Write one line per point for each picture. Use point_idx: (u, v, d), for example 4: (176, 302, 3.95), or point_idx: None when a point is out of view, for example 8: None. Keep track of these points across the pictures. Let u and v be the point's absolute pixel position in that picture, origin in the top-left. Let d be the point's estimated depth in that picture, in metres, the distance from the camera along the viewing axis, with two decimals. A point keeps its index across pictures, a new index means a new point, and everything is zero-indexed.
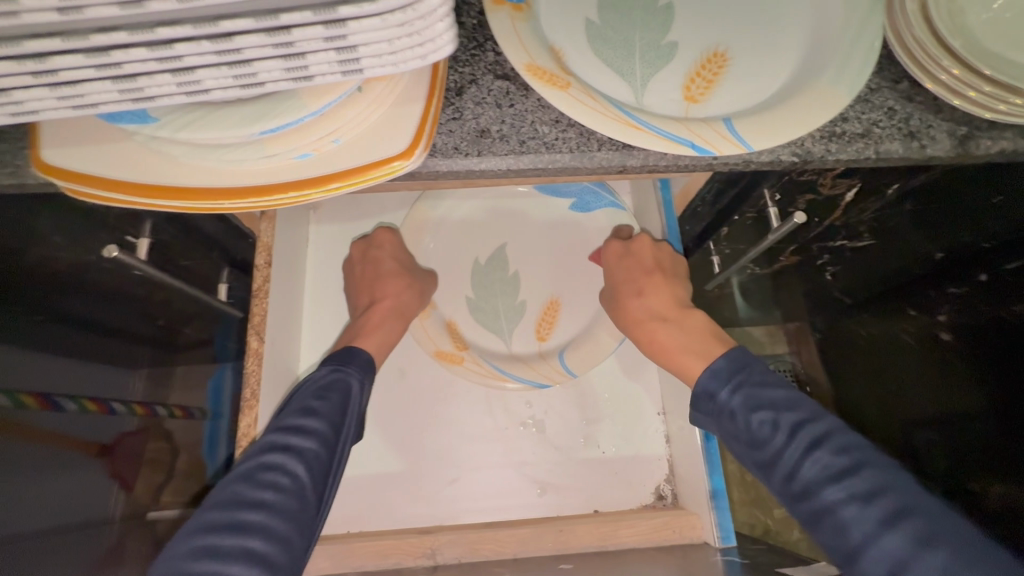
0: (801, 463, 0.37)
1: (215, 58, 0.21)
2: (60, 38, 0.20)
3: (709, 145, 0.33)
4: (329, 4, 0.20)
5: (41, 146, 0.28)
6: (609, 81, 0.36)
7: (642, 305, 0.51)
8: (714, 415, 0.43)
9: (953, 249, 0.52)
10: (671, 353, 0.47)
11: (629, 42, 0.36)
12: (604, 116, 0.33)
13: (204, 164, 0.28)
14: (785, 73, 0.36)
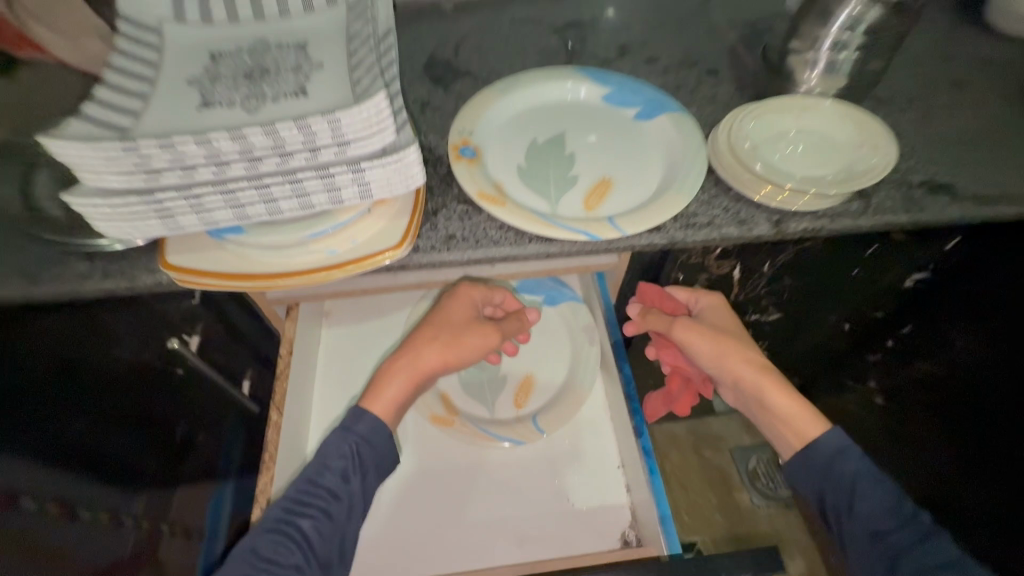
0: (910, 549, 0.48)
1: (290, 193, 0.38)
2: (210, 185, 0.36)
3: (597, 232, 0.50)
4: (356, 160, 0.38)
5: (165, 255, 0.44)
6: (534, 200, 0.53)
7: (746, 348, 0.61)
8: (824, 473, 0.53)
9: (858, 322, 0.87)
10: (779, 408, 0.58)
11: (547, 176, 0.56)
12: (529, 220, 0.50)
13: (267, 260, 0.44)
14: (651, 189, 0.55)
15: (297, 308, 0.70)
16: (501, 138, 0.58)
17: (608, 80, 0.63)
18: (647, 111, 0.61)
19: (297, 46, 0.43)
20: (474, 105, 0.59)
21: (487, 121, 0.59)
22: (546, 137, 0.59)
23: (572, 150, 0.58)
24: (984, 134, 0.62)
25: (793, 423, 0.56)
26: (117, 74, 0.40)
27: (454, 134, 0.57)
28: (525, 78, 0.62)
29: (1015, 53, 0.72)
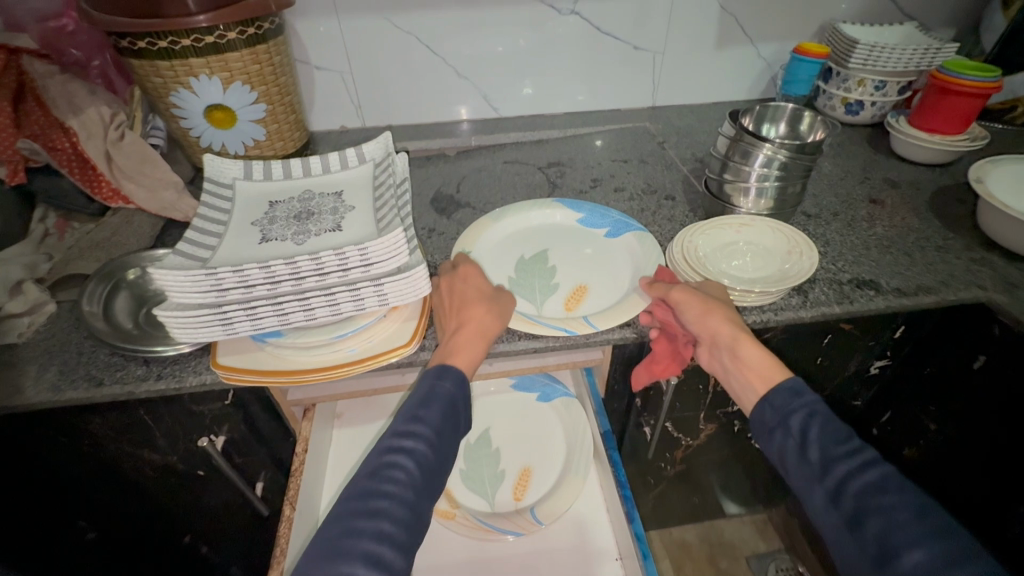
0: (855, 474, 0.44)
1: (325, 303, 0.48)
2: (264, 299, 0.47)
3: (575, 327, 0.60)
4: (378, 277, 0.48)
5: (216, 355, 0.53)
6: (523, 306, 0.64)
7: (726, 306, 0.59)
8: (780, 417, 0.50)
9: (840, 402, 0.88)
10: (745, 360, 0.55)
11: (534, 285, 0.67)
12: (518, 319, 0.60)
13: (300, 358, 0.53)
14: (620, 292, 0.66)
15: (313, 409, 0.76)
16: (494, 256, 0.70)
17: (581, 207, 0.77)
18: (614, 229, 0.74)
19: (336, 194, 0.57)
20: (471, 233, 0.72)
21: (482, 243, 0.71)
22: (532, 253, 0.71)
23: (553, 262, 0.70)
24: (898, 240, 0.74)
25: (761, 375, 0.54)
26: (199, 219, 0.53)
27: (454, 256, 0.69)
28: (513, 208, 0.76)
29: (918, 175, 0.88)
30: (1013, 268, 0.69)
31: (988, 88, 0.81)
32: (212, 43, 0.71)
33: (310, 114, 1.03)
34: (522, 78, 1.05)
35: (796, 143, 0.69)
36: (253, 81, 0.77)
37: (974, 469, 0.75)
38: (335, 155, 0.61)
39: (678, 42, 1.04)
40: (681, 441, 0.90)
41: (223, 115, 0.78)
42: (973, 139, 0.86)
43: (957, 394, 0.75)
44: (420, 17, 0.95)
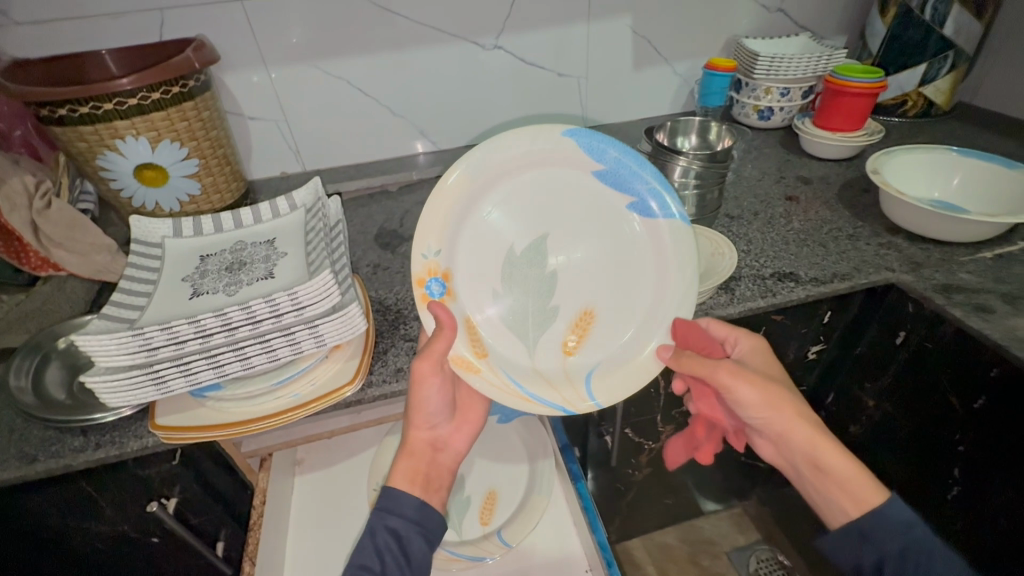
0: None
1: (260, 350, 0.48)
2: (198, 354, 0.47)
3: (573, 406, 0.57)
4: (311, 319, 0.49)
5: (155, 416, 0.52)
6: (512, 345, 0.61)
7: (793, 397, 0.56)
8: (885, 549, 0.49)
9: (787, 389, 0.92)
10: (826, 470, 0.53)
11: (527, 312, 0.61)
12: (506, 393, 0.57)
13: (242, 410, 0.53)
14: (630, 333, 0.61)
15: (270, 459, 0.78)
16: (472, 251, 0.61)
17: (603, 155, 0.60)
18: (643, 206, 0.61)
19: (268, 242, 0.58)
20: (444, 204, 0.58)
21: (456, 227, 0.60)
22: (525, 244, 0.62)
23: (553, 267, 0.62)
24: (814, 232, 0.79)
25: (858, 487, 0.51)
26: (125, 280, 0.53)
27: (419, 259, 0.59)
28: (506, 154, 0.59)
29: (827, 171, 0.95)
30: (915, 248, 0.75)
31: (876, 88, 0.90)
32: (136, 105, 0.72)
33: (248, 163, 1.04)
34: (456, 112, 1.09)
35: (707, 153, 0.74)
36: (183, 138, 0.78)
37: (911, 436, 0.79)
38: (266, 204, 0.62)
39: (600, 66, 1.10)
40: (643, 445, 0.92)
41: (155, 173, 0.78)
42: (870, 134, 0.94)
43: (889, 369, 0.80)
44: (350, 63, 0.98)
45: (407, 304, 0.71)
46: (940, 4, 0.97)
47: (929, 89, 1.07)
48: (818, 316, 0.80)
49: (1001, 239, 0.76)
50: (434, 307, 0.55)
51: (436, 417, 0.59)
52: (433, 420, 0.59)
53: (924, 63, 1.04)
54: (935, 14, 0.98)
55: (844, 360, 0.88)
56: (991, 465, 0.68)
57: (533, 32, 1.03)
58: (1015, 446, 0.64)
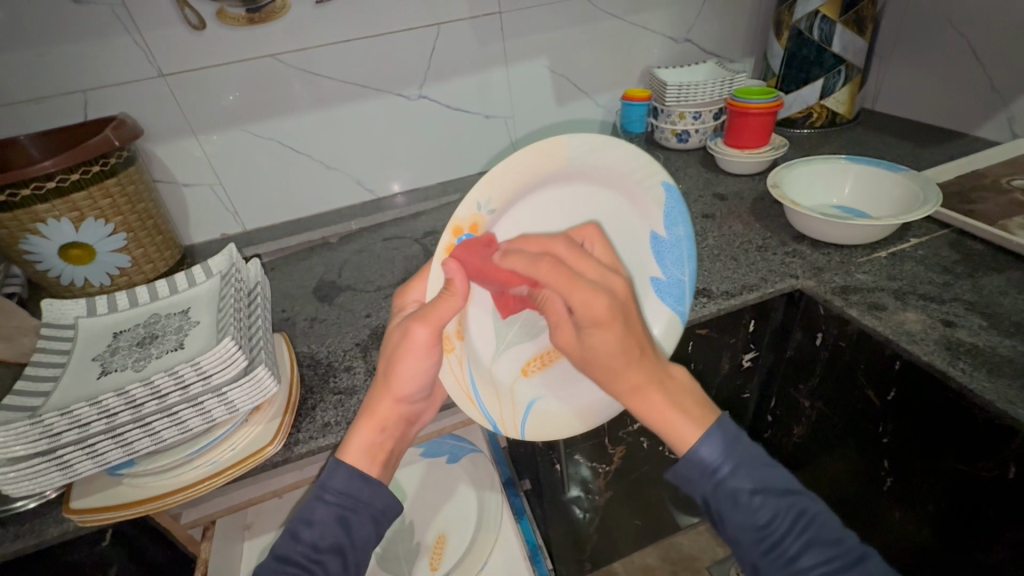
0: (800, 550, 0.44)
1: (168, 423, 0.49)
2: (103, 433, 0.47)
3: (503, 426, 0.63)
4: (220, 386, 0.50)
5: (70, 499, 0.52)
6: (487, 340, 0.64)
7: (622, 336, 0.50)
8: (707, 477, 0.47)
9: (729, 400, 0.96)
10: (657, 411, 0.50)
11: (516, 318, 0.66)
12: (459, 387, 0.59)
13: (161, 482, 0.53)
14: (584, 384, 0.66)
15: (213, 526, 0.75)
16: (515, 223, 0.61)
17: (672, 226, 0.66)
18: (664, 283, 0.68)
19: (182, 312, 0.59)
20: (530, 166, 0.58)
21: (517, 195, 0.60)
22: None
23: None
24: (727, 246, 0.84)
25: (676, 436, 0.49)
26: (33, 366, 0.53)
27: (470, 204, 0.57)
28: (608, 166, 0.62)
29: (742, 186, 1.00)
30: (818, 254, 0.80)
31: (773, 107, 0.96)
32: (55, 188, 0.74)
33: (186, 228, 1.05)
34: (391, 162, 1.12)
35: None
36: (107, 215, 0.79)
37: (841, 432, 0.83)
38: (182, 275, 0.64)
39: (525, 106, 1.15)
40: (598, 468, 0.94)
41: (81, 252, 0.79)
42: (776, 148, 1.00)
43: (814, 370, 0.83)
44: (277, 124, 1.01)
45: (337, 356, 0.71)
46: (824, 25, 1.05)
47: (830, 101, 1.15)
48: (741, 327, 0.83)
49: (895, 238, 0.81)
50: (449, 266, 0.54)
51: (417, 393, 0.58)
52: (416, 395, 0.58)
53: (821, 78, 1.11)
54: (822, 34, 1.06)
55: (777, 365, 0.91)
56: (912, 453, 0.71)
57: (455, 80, 1.08)
58: (927, 433, 0.67)
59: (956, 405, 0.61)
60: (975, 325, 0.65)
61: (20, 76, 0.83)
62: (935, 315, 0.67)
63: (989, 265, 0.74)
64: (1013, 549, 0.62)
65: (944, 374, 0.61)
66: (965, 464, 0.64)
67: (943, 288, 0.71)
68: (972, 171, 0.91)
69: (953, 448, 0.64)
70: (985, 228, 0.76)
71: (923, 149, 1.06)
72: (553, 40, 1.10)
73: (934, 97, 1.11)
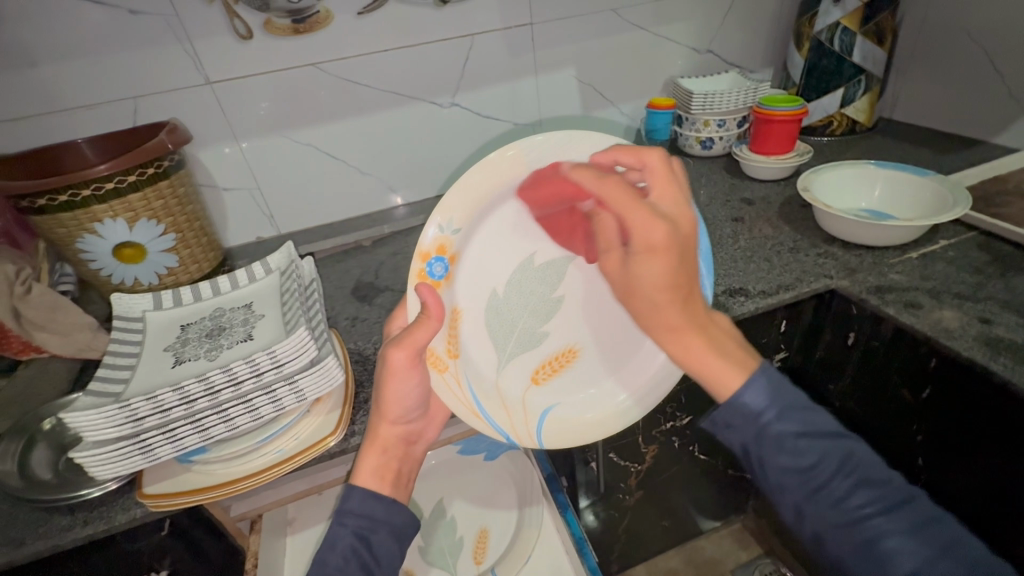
0: (850, 492, 0.44)
1: (243, 410, 0.51)
2: (183, 418, 0.49)
3: (517, 436, 0.61)
4: (291, 375, 0.52)
5: (142, 485, 0.54)
6: (483, 355, 0.64)
7: (668, 269, 0.50)
8: (749, 422, 0.47)
9: None
10: (697, 353, 0.51)
11: (513, 327, 0.65)
12: (459, 403, 0.59)
13: (229, 470, 0.55)
14: (602, 387, 0.64)
15: (260, 520, 0.77)
16: (487, 241, 0.64)
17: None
18: None
19: (245, 306, 0.61)
20: (486, 183, 0.60)
21: (484, 213, 0.62)
22: (544, 259, 0.66)
23: (560, 293, 0.67)
24: (760, 248, 0.86)
25: (707, 375, 0.50)
26: (109, 355, 0.55)
27: (434, 229, 0.61)
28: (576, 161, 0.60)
29: (769, 191, 1.03)
30: (850, 255, 0.82)
31: (798, 114, 0.99)
32: (114, 189, 0.76)
33: (224, 231, 1.08)
34: (422, 168, 1.15)
35: None
36: (159, 215, 0.82)
37: (873, 431, 0.84)
38: (242, 271, 0.66)
39: (552, 114, 1.19)
40: (630, 467, 0.95)
41: (133, 251, 0.81)
42: (801, 155, 1.03)
43: (845, 370, 0.84)
44: (316, 131, 1.04)
45: None
46: (845, 36, 1.08)
47: (850, 110, 1.18)
48: (774, 328, 0.85)
49: (925, 240, 0.83)
50: (421, 290, 0.56)
51: (411, 411, 0.58)
52: (409, 414, 0.59)
53: (842, 87, 1.14)
54: (842, 45, 1.09)
55: (807, 367, 0.93)
56: (947, 450, 0.72)
57: (486, 89, 1.11)
58: (964, 431, 0.69)
59: (994, 401, 0.63)
60: (1012, 322, 0.67)
61: (76, 83, 0.87)
62: (972, 313, 0.69)
63: (1018, 265, 0.76)
64: None
65: (984, 369, 0.62)
66: (1006, 459, 0.65)
67: (975, 288, 0.73)
68: (994, 176, 0.94)
69: (993, 445, 0.66)
70: (1013, 230, 0.78)
71: (943, 156, 1.09)
72: (581, 51, 1.13)
73: (951, 106, 1.14)
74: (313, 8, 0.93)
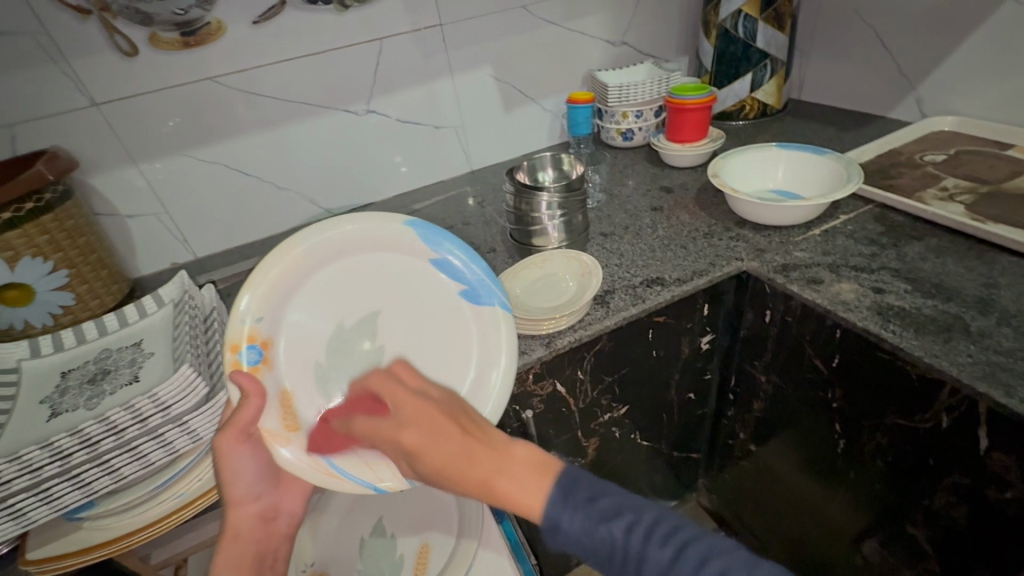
0: (648, 565, 0.38)
1: (130, 457, 0.48)
2: (58, 476, 0.46)
3: (389, 488, 0.55)
4: (182, 416, 0.50)
5: (23, 552, 0.49)
6: (328, 417, 0.58)
7: (444, 437, 0.47)
8: (553, 526, 0.42)
9: (692, 385, 1.00)
10: (500, 487, 0.44)
11: (349, 389, 0.59)
12: (318, 472, 0.54)
13: (123, 521, 0.51)
14: None
15: (184, 565, 0.72)
16: (301, 315, 0.59)
17: (438, 247, 0.62)
18: (472, 294, 0.62)
19: (133, 345, 0.59)
20: (272, 277, 0.56)
21: (282, 300, 0.58)
22: (354, 319, 0.61)
23: (380, 341, 0.61)
24: (676, 236, 0.88)
25: (513, 502, 0.43)
26: None
27: (237, 323, 0.55)
28: (347, 234, 0.59)
29: (686, 178, 1.05)
30: (759, 236, 0.85)
31: (707, 102, 1.02)
32: None
33: (131, 261, 1.01)
34: (343, 181, 1.12)
35: (564, 184, 0.82)
36: (45, 251, 0.75)
37: (795, 400, 0.88)
38: (130, 307, 0.63)
39: (473, 116, 1.18)
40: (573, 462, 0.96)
41: (18, 293, 0.74)
42: (714, 141, 1.06)
43: (767, 347, 0.88)
44: (223, 148, 0.99)
45: None
46: (748, 22, 1.12)
47: (760, 94, 1.22)
48: (698, 312, 0.87)
49: (827, 216, 0.87)
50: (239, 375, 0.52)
51: (255, 486, 0.55)
52: (255, 490, 0.55)
53: (750, 72, 1.18)
54: (746, 31, 1.13)
55: (734, 345, 0.96)
56: (858, 414, 0.76)
57: (402, 93, 1.08)
58: (872, 393, 0.72)
59: (890, 363, 0.67)
60: (901, 290, 0.71)
61: None
62: (867, 284, 0.73)
63: (910, 235, 0.80)
64: (953, 494, 0.67)
65: (878, 336, 0.66)
66: (906, 418, 0.69)
67: (870, 259, 0.77)
68: (889, 150, 0.99)
69: (894, 406, 0.69)
70: (903, 201, 0.83)
71: (846, 133, 1.14)
72: (496, 50, 1.13)
73: (851, 86, 1.20)
74: (203, 20, 0.88)
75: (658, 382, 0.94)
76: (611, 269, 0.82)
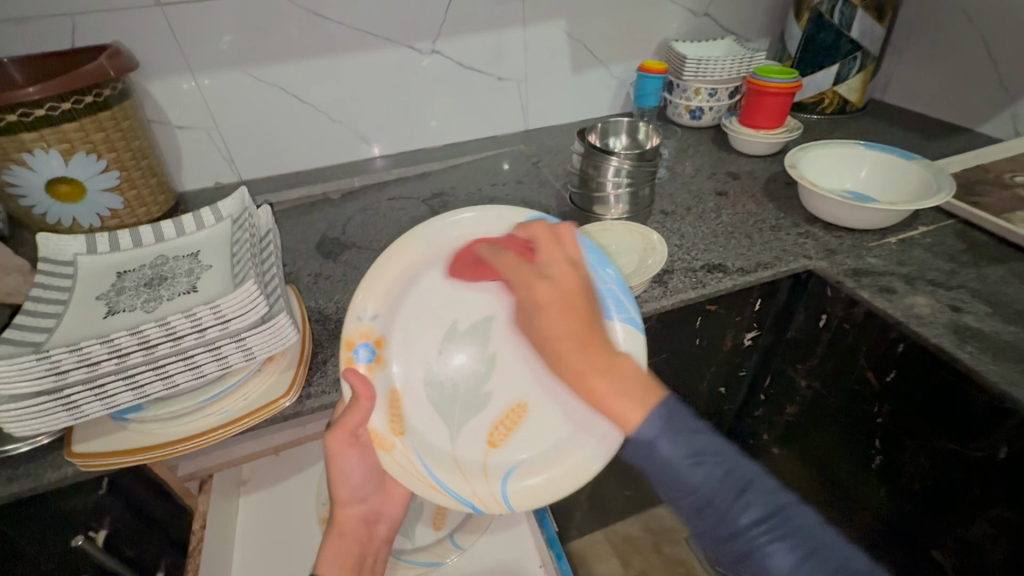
0: (735, 515, 0.41)
1: (184, 365, 0.47)
2: (114, 373, 0.45)
3: (485, 507, 0.54)
4: (238, 332, 0.48)
5: (71, 443, 0.50)
6: (435, 426, 0.57)
7: (571, 315, 0.52)
8: (647, 436, 0.44)
9: (726, 380, 0.97)
10: (603, 392, 0.48)
11: (456, 394, 0.58)
12: (421, 481, 0.53)
13: (169, 430, 0.51)
14: (562, 433, 0.57)
15: (209, 481, 0.74)
16: (415, 319, 0.59)
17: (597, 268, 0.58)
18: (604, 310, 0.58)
19: (190, 255, 0.57)
20: (395, 268, 0.58)
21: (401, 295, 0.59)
22: (469, 321, 0.60)
23: (492, 348, 0.60)
24: (742, 224, 0.84)
25: (615, 412, 0.47)
26: (32, 300, 0.51)
27: (354, 318, 0.57)
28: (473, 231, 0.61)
29: (754, 166, 1.00)
30: (830, 236, 0.81)
31: (792, 88, 0.96)
32: (45, 116, 0.68)
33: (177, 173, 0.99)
34: (398, 121, 1.08)
35: (636, 152, 0.78)
36: (99, 149, 0.74)
37: (834, 408, 0.85)
38: (188, 217, 0.61)
39: (538, 72, 1.12)
40: None
41: (70, 189, 0.73)
42: (790, 131, 1.00)
43: (816, 352, 0.85)
44: (282, 70, 0.95)
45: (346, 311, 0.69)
46: (846, 8, 1.04)
47: (842, 88, 1.15)
48: (751, 306, 0.84)
49: (905, 225, 0.83)
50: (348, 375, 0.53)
51: (361, 490, 0.60)
52: (361, 493, 0.60)
53: (836, 63, 1.11)
54: (842, 18, 1.05)
55: (778, 346, 0.93)
56: (903, 432, 0.74)
57: (470, 37, 1.03)
58: (925, 413, 0.69)
59: (954, 385, 0.64)
60: (980, 311, 0.67)
61: None
62: (944, 301, 0.69)
63: (993, 257, 0.76)
64: (994, 527, 0.65)
65: (952, 355, 0.62)
66: (959, 444, 0.66)
67: (948, 275, 0.73)
68: (977, 165, 0.93)
69: (947, 430, 0.67)
70: (990, 219, 0.78)
71: (929, 142, 1.08)
72: (572, 4, 1.07)
73: (942, 92, 1.12)
74: None
75: (695, 370, 0.92)
76: (672, 248, 0.79)
